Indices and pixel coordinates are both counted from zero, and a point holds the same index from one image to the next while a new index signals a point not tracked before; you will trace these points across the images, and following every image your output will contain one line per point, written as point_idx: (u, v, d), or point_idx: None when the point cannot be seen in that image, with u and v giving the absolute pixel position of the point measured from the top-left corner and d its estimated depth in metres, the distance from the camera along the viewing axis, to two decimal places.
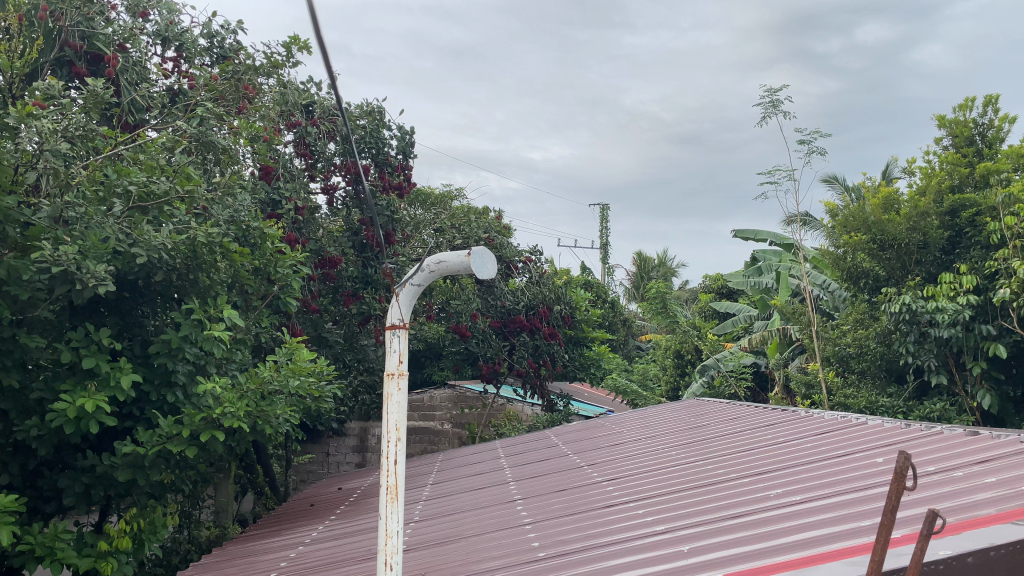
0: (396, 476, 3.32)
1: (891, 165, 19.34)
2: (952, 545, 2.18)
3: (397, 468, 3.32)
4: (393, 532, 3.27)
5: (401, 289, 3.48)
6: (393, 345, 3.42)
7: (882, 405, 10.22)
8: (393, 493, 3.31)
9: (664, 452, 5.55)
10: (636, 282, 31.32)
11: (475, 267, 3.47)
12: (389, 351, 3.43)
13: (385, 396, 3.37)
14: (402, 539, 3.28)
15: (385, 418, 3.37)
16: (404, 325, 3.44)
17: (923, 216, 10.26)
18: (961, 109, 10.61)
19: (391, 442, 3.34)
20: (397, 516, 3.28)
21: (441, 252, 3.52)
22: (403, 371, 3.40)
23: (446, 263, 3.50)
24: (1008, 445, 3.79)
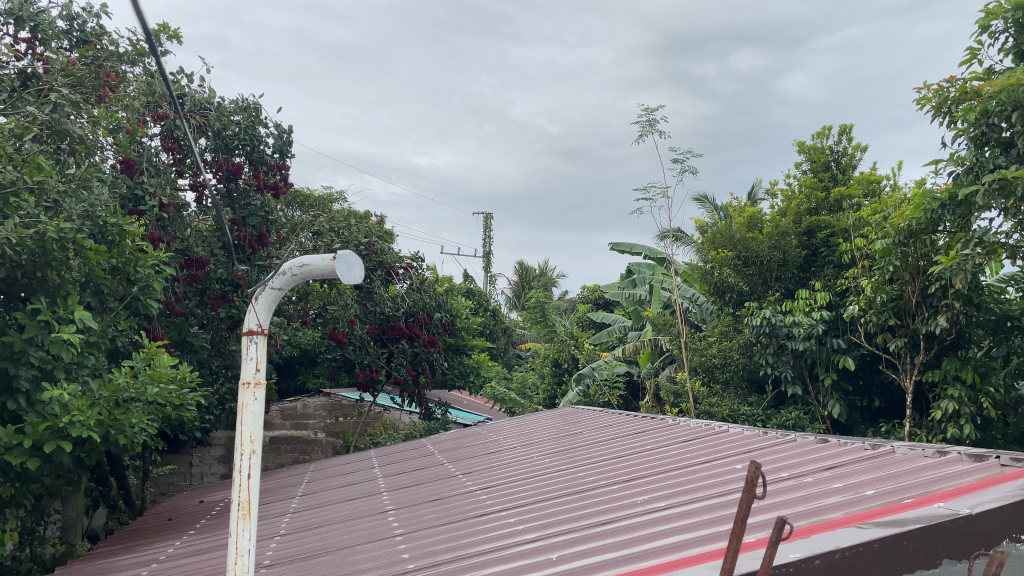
0: (249, 492, 3.23)
1: (756, 187, 20.48)
2: (801, 548, 2.30)
3: (249, 483, 3.23)
4: (244, 551, 3.20)
5: (260, 293, 3.39)
6: (250, 351, 3.32)
7: (743, 413, 10.78)
8: (245, 509, 3.23)
9: (538, 459, 5.61)
10: (517, 292, 31.76)
11: (340, 272, 3.46)
12: (245, 358, 3.32)
13: (240, 406, 3.28)
14: (254, 557, 3.22)
15: (239, 430, 3.27)
16: (261, 331, 3.35)
17: (784, 235, 10.87)
18: (818, 137, 11.36)
19: (245, 455, 3.24)
20: (248, 534, 3.20)
21: (304, 256, 3.48)
22: (259, 379, 3.34)
23: (309, 267, 3.48)
24: (852, 451, 4.08)
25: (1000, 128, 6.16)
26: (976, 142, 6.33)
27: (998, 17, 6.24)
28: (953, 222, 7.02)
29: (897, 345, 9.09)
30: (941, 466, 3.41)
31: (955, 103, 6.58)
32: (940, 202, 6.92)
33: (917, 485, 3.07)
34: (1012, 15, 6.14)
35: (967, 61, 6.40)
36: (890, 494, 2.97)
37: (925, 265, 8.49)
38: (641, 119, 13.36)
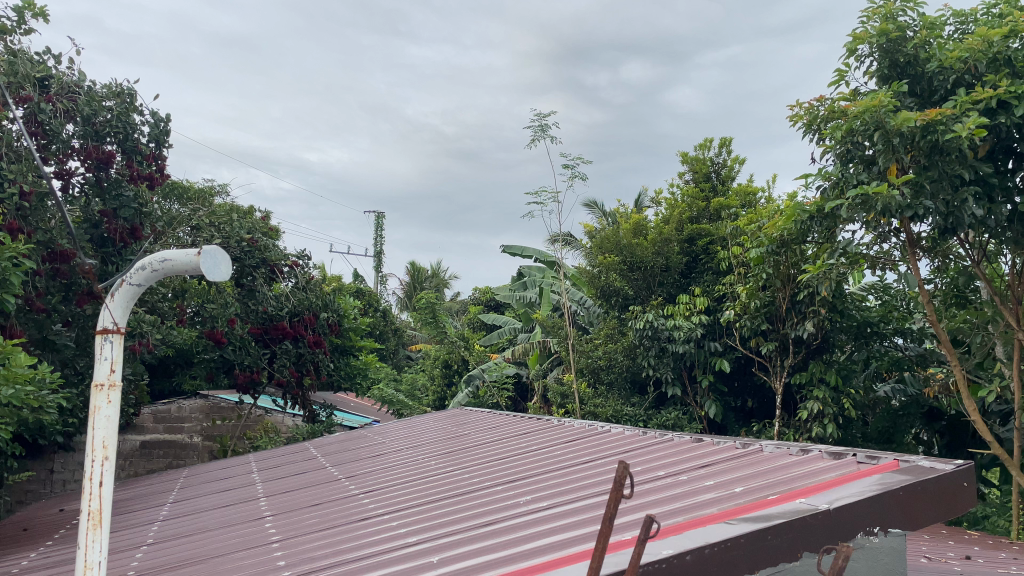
0: (100, 501, 3.09)
1: (642, 195, 21.14)
2: (674, 545, 2.37)
3: (101, 491, 3.09)
4: (93, 563, 3.06)
5: (117, 290, 3.26)
6: (104, 351, 3.19)
7: (626, 414, 11.09)
8: (96, 519, 3.09)
9: (423, 462, 5.57)
10: (409, 293, 31.52)
11: (204, 267, 3.27)
12: (100, 359, 3.19)
13: (92, 409, 3.12)
14: (104, 569, 3.08)
15: (89, 435, 3.11)
16: (117, 330, 3.22)
17: (666, 242, 11.30)
18: (700, 148, 11.82)
19: (96, 462, 3.10)
20: (98, 546, 3.08)
21: (166, 251, 3.32)
22: (114, 381, 3.20)
23: (171, 262, 3.31)
24: (724, 450, 4.27)
25: (863, 146, 6.59)
26: (842, 158, 6.76)
27: (864, 41, 6.70)
28: (820, 233, 7.41)
29: (769, 348, 9.53)
30: (805, 464, 3.60)
31: (824, 121, 6.99)
32: (809, 213, 7.21)
33: (782, 481, 3.23)
34: (876, 40, 6.63)
35: (836, 82, 6.82)
36: (757, 491, 3.12)
37: (795, 272, 9.03)
38: (533, 124, 13.50)
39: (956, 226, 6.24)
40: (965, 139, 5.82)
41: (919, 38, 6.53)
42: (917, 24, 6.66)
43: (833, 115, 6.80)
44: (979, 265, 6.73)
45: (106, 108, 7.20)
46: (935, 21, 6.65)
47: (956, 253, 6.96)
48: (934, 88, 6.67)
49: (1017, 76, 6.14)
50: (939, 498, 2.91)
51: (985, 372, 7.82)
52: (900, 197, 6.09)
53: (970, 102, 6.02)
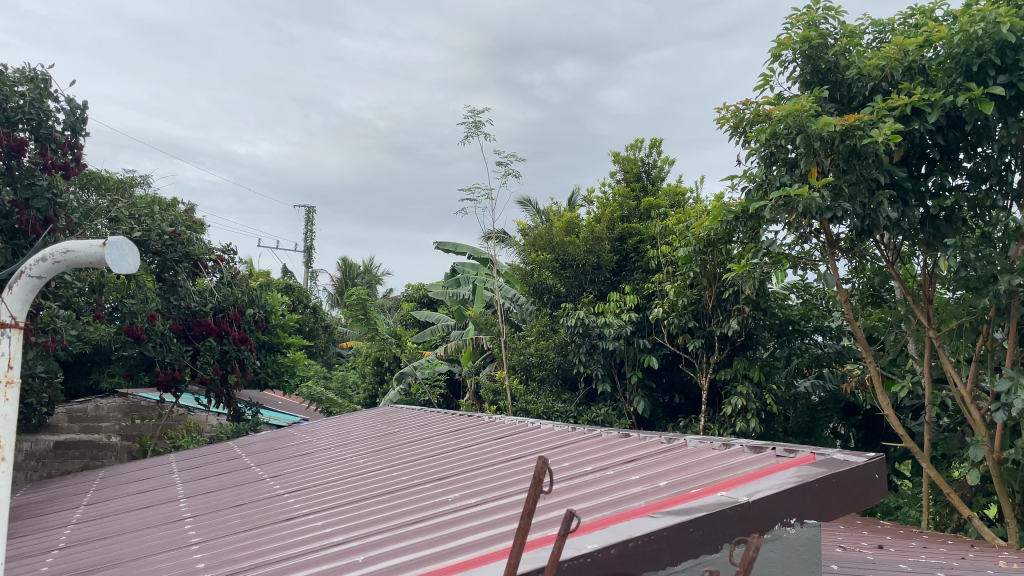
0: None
1: (575, 195, 21.36)
2: (602, 539, 2.39)
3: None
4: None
5: (18, 281, 3.56)
6: (3, 346, 3.49)
7: (557, 410, 11.18)
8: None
9: (352, 460, 5.49)
10: (340, 289, 31.13)
11: (110, 258, 3.65)
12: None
13: None
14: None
15: None
16: (14, 325, 3.54)
17: (597, 241, 11.45)
18: (631, 149, 11.99)
19: None
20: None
21: (69, 243, 3.64)
22: (9, 378, 3.53)
23: (74, 254, 3.64)
24: (650, 445, 4.35)
25: (786, 149, 6.80)
26: (766, 160, 6.96)
27: (788, 47, 6.89)
28: (744, 233, 7.60)
29: (695, 345, 9.74)
30: (727, 457, 3.70)
31: (749, 124, 7.17)
32: (734, 214, 7.36)
33: (706, 475, 3.31)
34: (800, 47, 6.82)
35: (761, 86, 7.01)
36: (681, 485, 3.18)
37: (721, 271, 9.29)
38: (467, 120, 13.46)
39: (872, 227, 6.49)
40: (881, 144, 6.04)
41: (840, 45, 6.76)
42: (838, 32, 6.91)
43: (757, 119, 6.99)
44: (893, 266, 7.03)
45: (17, 94, 6.87)
46: (855, 29, 6.89)
47: (872, 254, 7.25)
48: (853, 94, 6.92)
49: (929, 85, 6.43)
50: (852, 490, 3.02)
51: (897, 368, 8.18)
52: (820, 200, 6.31)
53: (886, 108, 6.25)
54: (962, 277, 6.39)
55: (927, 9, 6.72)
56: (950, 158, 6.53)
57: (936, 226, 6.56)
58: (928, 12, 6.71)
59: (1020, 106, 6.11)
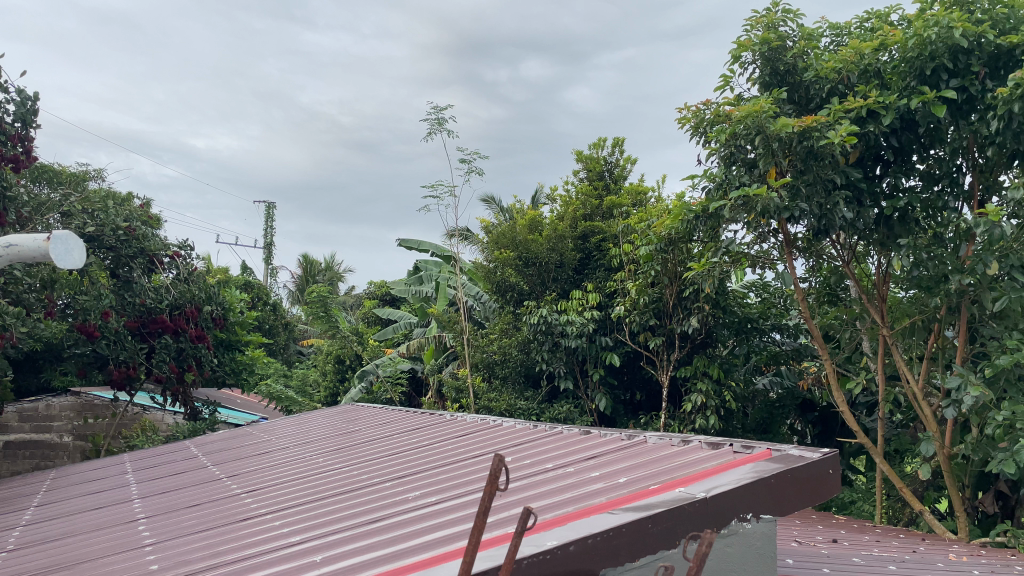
0: None
1: (539, 193, 21.41)
2: (561, 536, 2.39)
3: None
4: None
5: None
6: None
7: (519, 408, 11.18)
8: None
9: (311, 459, 5.43)
10: (301, 286, 30.81)
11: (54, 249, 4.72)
12: None
13: None
14: None
15: None
16: None
17: (560, 239, 11.47)
18: (594, 147, 12.05)
19: None
20: None
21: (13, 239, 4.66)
22: None
23: (21, 246, 4.68)
24: (610, 442, 4.38)
25: (745, 150, 6.88)
26: (726, 161, 7.03)
27: (748, 49, 6.97)
28: (704, 232, 7.69)
29: (656, 343, 9.82)
30: (685, 454, 3.74)
31: (710, 124, 7.24)
32: (694, 213, 7.43)
33: (664, 471, 3.35)
34: (759, 48, 6.88)
35: (721, 87, 7.08)
36: (639, 482, 3.21)
37: (681, 270, 9.38)
38: (430, 116, 13.39)
39: (828, 228, 6.61)
40: (838, 145, 6.14)
41: (797, 48, 6.86)
42: (796, 34, 7.00)
43: (717, 119, 7.06)
44: (849, 265, 7.16)
45: None
46: (812, 32, 7.01)
47: (828, 254, 7.38)
48: (811, 96, 7.03)
49: (884, 88, 6.57)
50: (806, 484, 3.07)
51: (853, 365, 8.35)
52: (778, 200, 6.40)
53: (842, 110, 6.37)
54: (915, 277, 6.54)
55: (882, 14, 6.85)
56: (904, 160, 6.68)
57: (890, 226, 6.69)
58: (884, 17, 6.84)
59: (971, 110, 6.27)
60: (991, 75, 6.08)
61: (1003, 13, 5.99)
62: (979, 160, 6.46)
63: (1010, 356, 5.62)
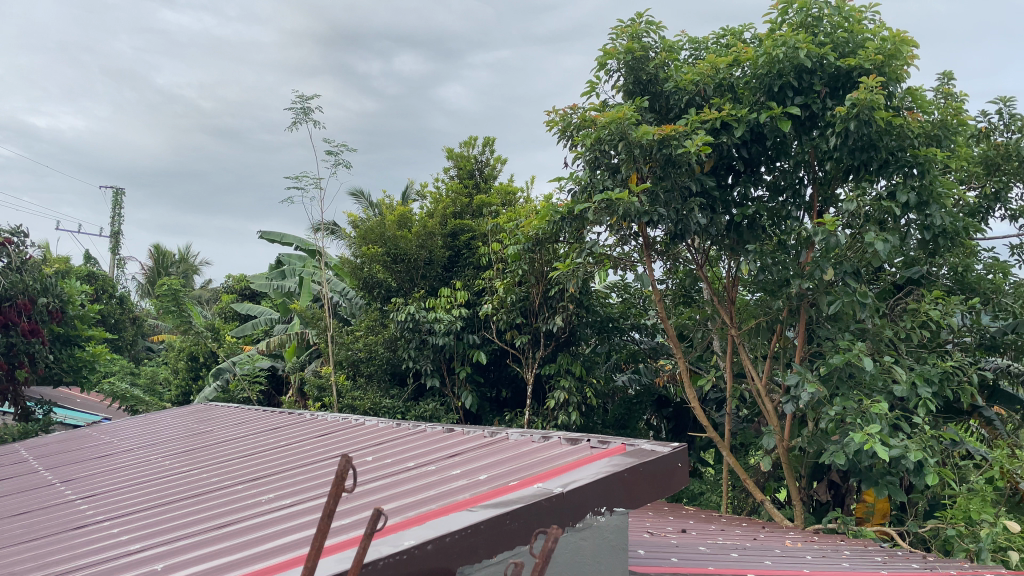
0: None
1: (409, 190, 21.32)
2: (419, 535, 2.36)
3: None
4: None
5: None
6: None
7: (385, 406, 11.01)
8: None
9: (159, 461, 5.13)
10: (152, 278, 29.13)
11: None
12: None
13: None
14: None
15: None
16: None
17: (429, 236, 11.41)
18: (465, 146, 12.09)
19: None
20: None
21: None
22: None
23: None
24: (473, 439, 4.40)
25: (609, 155, 7.08)
26: (591, 164, 7.20)
27: (614, 57, 7.19)
28: (569, 234, 7.87)
29: (522, 341, 9.98)
30: (545, 449, 3.81)
31: (576, 128, 7.42)
32: (560, 214, 7.58)
33: (525, 467, 3.40)
34: (624, 57, 7.13)
35: (588, 92, 7.26)
36: (500, 478, 3.24)
37: (548, 270, 9.56)
38: (295, 105, 12.97)
39: (684, 232, 6.92)
40: (693, 154, 6.45)
41: (659, 59, 7.14)
42: (658, 46, 7.30)
43: (584, 124, 7.24)
44: (702, 268, 7.53)
45: None
46: (673, 45, 7.33)
47: (684, 257, 7.73)
48: (670, 106, 7.35)
49: (737, 102, 6.97)
50: (658, 478, 3.20)
51: (704, 364, 8.81)
52: (638, 204, 6.64)
53: (699, 121, 6.68)
54: (761, 281, 6.96)
55: (737, 31, 7.26)
56: (753, 170, 7.12)
57: (740, 233, 7.10)
58: (737, 34, 7.25)
59: (813, 127, 6.74)
60: (831, 95, 6.57)
61: (843, 37, 6.45)
62: (819, 174, 6.96)
63: (842, 355, 6.09)
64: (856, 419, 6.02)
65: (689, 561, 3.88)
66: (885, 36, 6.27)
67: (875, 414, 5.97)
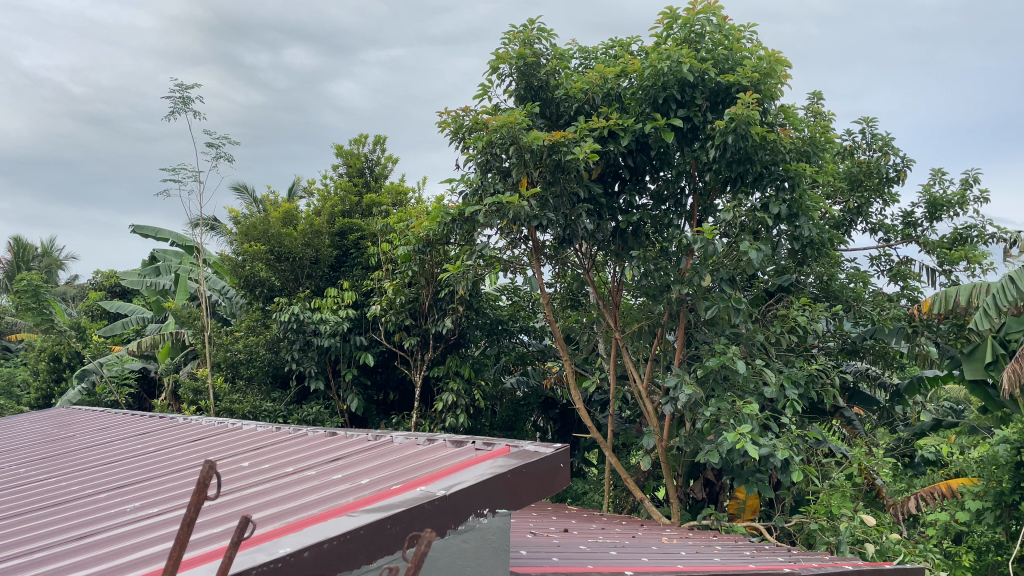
0: None
1: (296, 187, 20.86)
2: (293, 543, 2.28)
3: None
4: None
5: None
6: None
7: (265, 409, 10.62)
8: None
9: (10, 470, 4.75)
10: (10, 273, 27.13)
11: None
12: None
13: None
14: None
15: None
16: None
17: (316, 234, 11.13)
18: (355, 143, 11.90)
19: None
20: None
21: None
22: None
23: None
24: (356, 442, 4.32)
25: (500, 158, 7.13)
26: (482, 167, 7.24)
27: (506, 61, 7.24)
28: (460, 236, 7.87)
29: (411, 342, 9.88)
30: (430, 451, 3.79)
31: (468, 131, 7.42)
32: (452, 216, 7.56)
33: (407, 470, 3.37)
34: (516, 62, 7.17)
35: (480, 95, 7.29)
36: (381, 482, 3.20)
37: (438, 271, 9.56)
38: (174, 94, 12.37)
39: (572, 237, 7.07)
40: (582, 160, 6.57)
41: (550, 66, 7.24)
42: (549, 52, 7.34)
43: (476, 126, 7.26)
44: (589, 273, 7.70)
45: None
46: (564, 53, 7.41)
47: (572, 262, 7.88)
48: (560, 113, 7.48)
49: (624, 112, 7.16)
50: (540, 479, 3.24)
51: (589, 366, 9.00)
52: (528, 208, 6.70)
53: (588, 129, 6.83)
54: (643, 286, 7.18)
55: (624, 43, 7.47)
56: (637, 179, 7.35)
57: (625, 239, 7.28)
58: (625, 46, 7.46)
59: (694, 139, 7.01)
60: (712, 108, 6.85)
61: (723, 54, 6.74)
62: (699, 185, 7.25)
63: (718, 359, 6.37)
64: (729, 420, 6.30)
65: (568, 560, 3.95)
66: (761, 55, 6.62)
67: (747, 414, 6.27)
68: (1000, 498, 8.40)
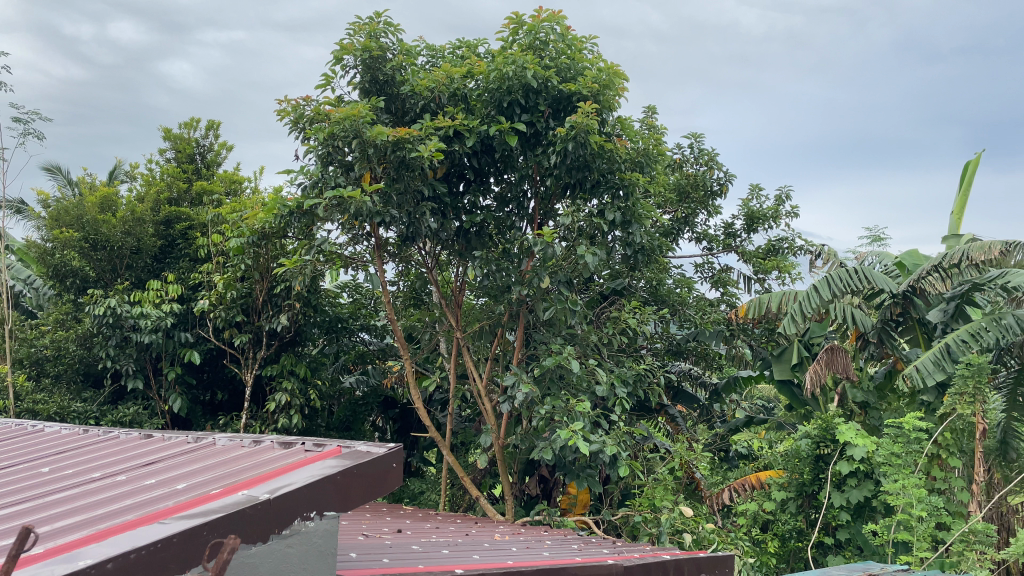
0: None
1: (117, 169, 19.43)
2: (96, 553, 2.11)
3: None
4: None
5: None
6: None
7: (74, 411, 9.78)
8: None
9: None
10: None
11: None
12: None
13: None
14: None
15: None
16: None
17: (138, 223, 10.35)
18: (185, 127, 11.25)
19: None
20: None
21: None
22: None
23: None
24: (174, 445, 4.06)
25: (343, 151, 6.96)
26: (323, 160, 7.01)
27: (349, 53, 7.08)
28: (297, 229, 7.61)
29: (242, 340, 9.39)
30: (255, 454, 3.62)
31: (309, 121, 7.19)
32: (288, 209, 7.29)
33: (229, 473, 3.21)
34: (361, 55, 7.04)
35: (322, 86, 7.10)
36: (200, 487, 3.02)
37: (274, 266, 9.23)
38: None
39: (415, 236, 7.04)
40: (426, 158, 6.56)
41: (396, 61, 7.17)
42: (396, 47, 7.29)
43: (318, 117, 7.04)
44: (432, 272, 7.68)
45: None
46: (410, 49, 7.39)
47: (415, 260, 7.84)
48: (405, 109, 7.41)
49: (469, 113, 7.22)
50: (371, 480, 3.18)
51: (430, 365, 9.00)
52: (370, 204, 6.57)
53: (433, 127, 6.79)
54: (486, 285, 7.25)
55: (471, 45, 7.54)
56: (481, 180, 7.43)
57: (468, 239, 7.34)
58: (472, 47, 7.54)
59: (536, 144, 7.19)
60: (554, 115, 7.04)
61: (566, 63, 6.93)
62: (541, 189, 7.40)
63: (553, 359, 6.54)
64: (562, 417, 6.49)
65: (398, 562, 3.90)
66: (602, 67, 6.89)
67: (579, 412, 6.51)
68: (802, 488, 9.22)
